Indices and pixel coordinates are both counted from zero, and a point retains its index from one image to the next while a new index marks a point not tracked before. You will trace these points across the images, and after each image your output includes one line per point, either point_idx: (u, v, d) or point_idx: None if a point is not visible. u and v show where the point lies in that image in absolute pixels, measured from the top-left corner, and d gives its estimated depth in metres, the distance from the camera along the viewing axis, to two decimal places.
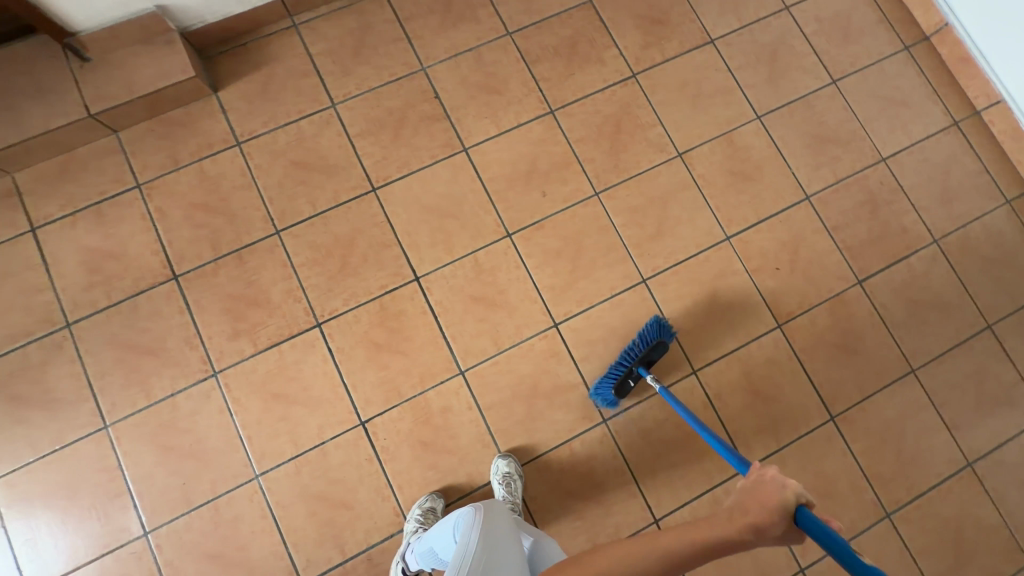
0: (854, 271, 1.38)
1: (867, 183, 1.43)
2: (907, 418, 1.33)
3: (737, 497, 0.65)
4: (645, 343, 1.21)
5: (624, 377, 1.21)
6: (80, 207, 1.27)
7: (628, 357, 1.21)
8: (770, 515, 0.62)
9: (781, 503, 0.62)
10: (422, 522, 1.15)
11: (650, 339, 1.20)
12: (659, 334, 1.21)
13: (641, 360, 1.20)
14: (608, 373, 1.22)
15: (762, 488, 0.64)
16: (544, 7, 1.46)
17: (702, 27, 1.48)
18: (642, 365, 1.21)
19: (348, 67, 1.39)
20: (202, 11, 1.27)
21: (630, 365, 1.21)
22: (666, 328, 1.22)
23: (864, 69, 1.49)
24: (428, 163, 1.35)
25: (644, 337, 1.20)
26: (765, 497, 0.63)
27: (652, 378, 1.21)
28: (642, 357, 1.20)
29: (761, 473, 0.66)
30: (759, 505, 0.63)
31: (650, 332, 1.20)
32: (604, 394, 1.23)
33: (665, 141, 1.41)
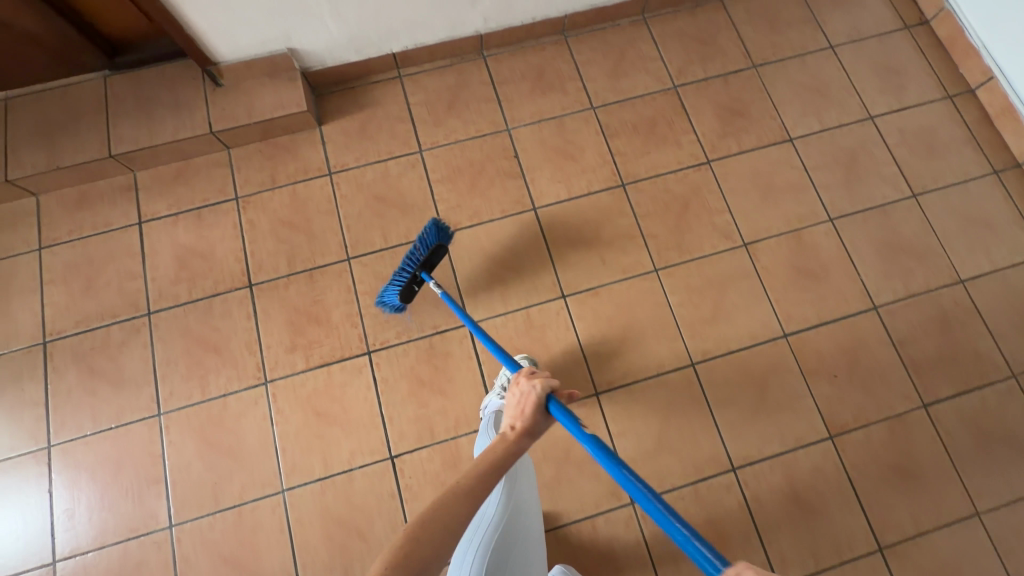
0: (919, 392, 1.31)
1: (941, 302, 1.37)
2: (967, 564, 1.21)
3: (509, 410, 0.79)
4: (425, 247, 1.23)
5: (408, 282, 1.23)
6: (184, 208, 1.41)
7: (411, 262, 1.23)
8: (533, 413, 0.77)
9: (537, 397, 0.78)
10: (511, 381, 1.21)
11: (431, 243, 1.23)
12: (438, 237, 1.23)
13: (421, 266, 1.24)
14: (393, 279, 1.24)
15: (524, 394, 0.79)
16: (630, 88, 1.55)
17: (781, 124, 1.52)
18: (424, 269, 1.24)
19: (440, 119, 1.50)
20: (324, 56, 1.42)
21: (413, 271, 1.23)
22: (441, 230, 1.24)
23: (947, 186, 1.47)
24: (497, 216, 1.42)
25: (424, 242, 1.23)
26: (528, 402, 0.78)
27: (434, 283, 1.25)
28: (422, 262, 1.24)
29: (520, 384, 0.81)
30: (524, 411, 0.77)
31: (429, 236, 1.23)
32: (391, 300, 1.26)
33: (731, 229, 1.42)
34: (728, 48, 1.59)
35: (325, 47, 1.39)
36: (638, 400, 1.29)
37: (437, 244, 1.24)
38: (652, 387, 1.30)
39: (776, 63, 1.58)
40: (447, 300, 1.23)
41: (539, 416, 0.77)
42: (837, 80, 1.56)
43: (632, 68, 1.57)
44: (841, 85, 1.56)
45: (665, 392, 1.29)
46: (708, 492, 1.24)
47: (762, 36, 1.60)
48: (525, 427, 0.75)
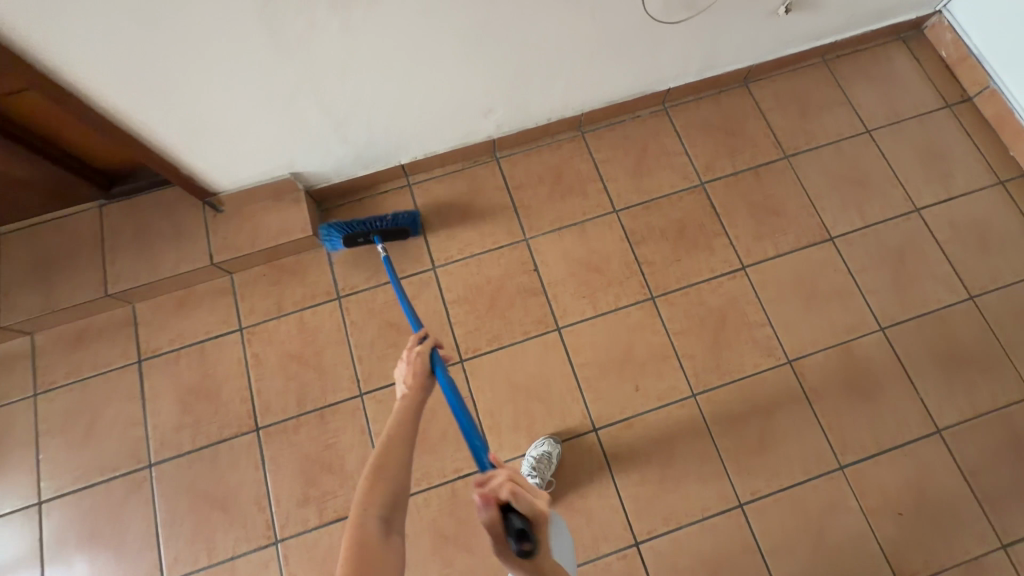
0: (996, 530, 1.18)
1: (1012, 422, 1.25)
2: None
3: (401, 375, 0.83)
4: (392, 222, 1.32)
5: (356, 234, 1.28)
6: (187, 343, 1.33)
7: (371, 223, 1.30)
8: (421, 372, 0.80)
9: (423, 358, 0.82)
10: (535, 464, 1.19)
11: (402, 222, 1.33)
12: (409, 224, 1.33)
13: (380, 231, 1.29)
14: (347, 225, 1.29)
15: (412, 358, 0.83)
16: (654, 186, 1.45)
17: (820, 222, 1.41)
18: (380, 235, 1.29)
19: (455, 231, 1.42)
20: (329, 174, 1.34)
21: (368, 229, 1.29)
22: (416, 223, 1.36)
23: (1008, 286, 1.35)
24: (519, 339, 1.32)
25: (397, 219, 1.32)
26: (416, 366, 0.81)
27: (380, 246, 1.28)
28: (383, 228, 1.29)
29: (407, 353, 0.85)
30: (414, 372, 0.81)
31: (404, 217, 1.34)
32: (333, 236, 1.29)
33: (773, 344, 1.31)
34: (757, 138, 1.49)
35: (330, 166, 1.31)
36: (684, 549, 1.18)
37: (405, 227, 1.34)
38: (699, 533, 1.19)
39: (810, 151, 1.47)
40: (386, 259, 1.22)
41: (428, 372, 0.81)
42: (877, 168, 1.45)
43: (655, 164, 1.48)
44: (882, 173, 1.45)
45: (712, 539, 1.18)
46: None
47: (793, 122, 1.50)
48: (417, 381, 0.79)
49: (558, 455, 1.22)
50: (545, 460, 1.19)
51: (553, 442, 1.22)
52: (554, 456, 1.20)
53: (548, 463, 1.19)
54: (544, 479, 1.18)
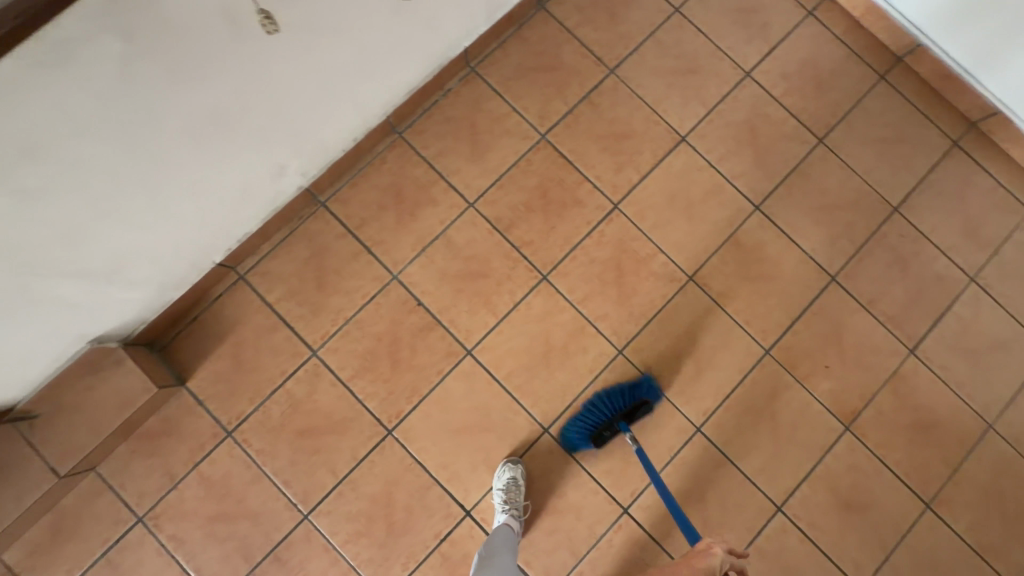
0: (904, 341, 1.31)
1: (888, 242, 1.34)
2: (1000, 474, 1.28)
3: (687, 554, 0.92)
4: (630, 397, 1.20)
5: (601, 427, 1.18)
6: (88, 564, 1.15)
7: (608, 407, 1.19)
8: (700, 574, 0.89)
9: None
10: (506, 494, 1.16)
11: (643, 395, 1.21)
12: (649, 394, 1.22)
13: (624, 413, 1.18)
14: (583, 417, 1.19)
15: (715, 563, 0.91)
16: (499, 161, 1.33)
17: (668, 126, 1.36)
18: (623, 418, 1.18)
19: (318, 303, 1.26)
20: (139, 317, 1.12)
21: (609, 417, 1.18)
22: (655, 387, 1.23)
23: (848, 116, 1.38)
24: (437, 382, 1.24)
25: (635, 391, 1.20)
26: (696, 563, 0.90)
27: (630, 436, 1.17)
28: (627, 409, 1.19)
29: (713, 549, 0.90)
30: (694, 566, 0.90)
31: (643, 386, 1.21)
32: (575, 437, 1.20)
33: (672, 269, 1.30)
34: (577, 63, 1.37)
35: (133, 311, 1.09)
36: None
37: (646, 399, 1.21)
38: (674, 474, 1.23)
39: (632, 56, 1.38)
40: (641, 454, 1.16)
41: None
42: (700, 46, 1.39)
43: (490, 136, 1.34)
44: (706, 50, 1.39)
45: (688, 472, 1.24)
46: (768, 544, 1.22)
47: (604, 31, 1.38)
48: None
49: (524, 474, 1.20)
50: (513, 487, 1.17)
51: (514, 464, 1.20)
52: (520, 478, 1.18)
53: (518, 488, 1.17)
54: (519, 506, 1.16)
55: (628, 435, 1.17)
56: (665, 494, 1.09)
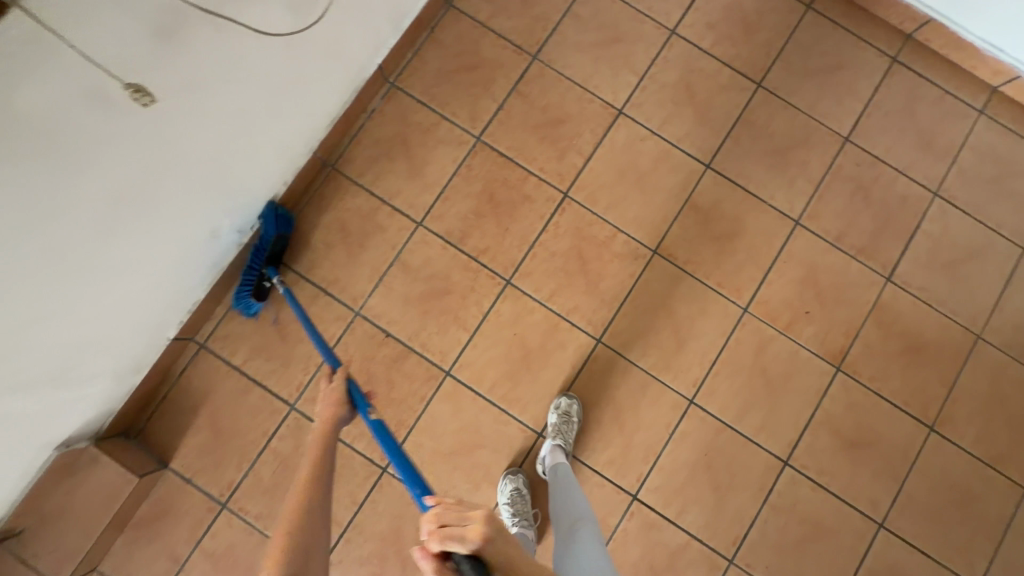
0: (880, 270, 1.28)
1: (846, 172, 1.31)
2: (999, 382, 1.26)
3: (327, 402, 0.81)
4: (266, 241, 1.17)
5: (257, 281, 1.17)
6: None
7: (255, 260, 1.17)
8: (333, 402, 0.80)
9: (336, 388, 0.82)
10: (512, 505, 1.14)
11: (268, 235, 1.16)
12: (273, 230, 1.17)
13: (266, 258, 1.18)
14: (242, 280, 1.18)
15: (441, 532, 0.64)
16: (438, 173, 1.28)
17: (602, 102, 1.31)
18: (270, 265, 1.18)
19: (285, 356, 1.22)
20: (103, 410, 1.09)
21: (257, 269, 1.17)
22: (282, 219, 1.19)
23: (782, 53, 1.33)
24: (422, 409, 1.22)
25: (262, 235, 1.16)
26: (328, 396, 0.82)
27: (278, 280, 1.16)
28: (268, 253, 1.18)
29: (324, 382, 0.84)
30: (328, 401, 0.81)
31: (264, 226, 1.16)
32: (243, 302, 1.19)
33: (634, 246, 1.27)
34: (497, 56, 1.32)
35: (95, 407, 1.06)
36: (674, 470, 1.21)
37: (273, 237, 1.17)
38: (676, 450, 1.22)
39: (552, 38, 1.33)
40: (289, 296, 1.13)
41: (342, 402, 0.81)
42: (619, 13, 1.34)
43: (425, 149, 1.29)
44: (626, 16, 1.34)
45: (690, 445, 1.22)
46: (783, 499, 1.21)
47: (519, 18, 1.33)
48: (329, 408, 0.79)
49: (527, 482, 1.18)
50: (518, 497, 1.15)
51: (515, 474, 1.18)
52: (525, 488, 1.16)
53: (523, 498, 1.15)
54: (528, 515, 1.14)
55: (275, 281, 1.16)
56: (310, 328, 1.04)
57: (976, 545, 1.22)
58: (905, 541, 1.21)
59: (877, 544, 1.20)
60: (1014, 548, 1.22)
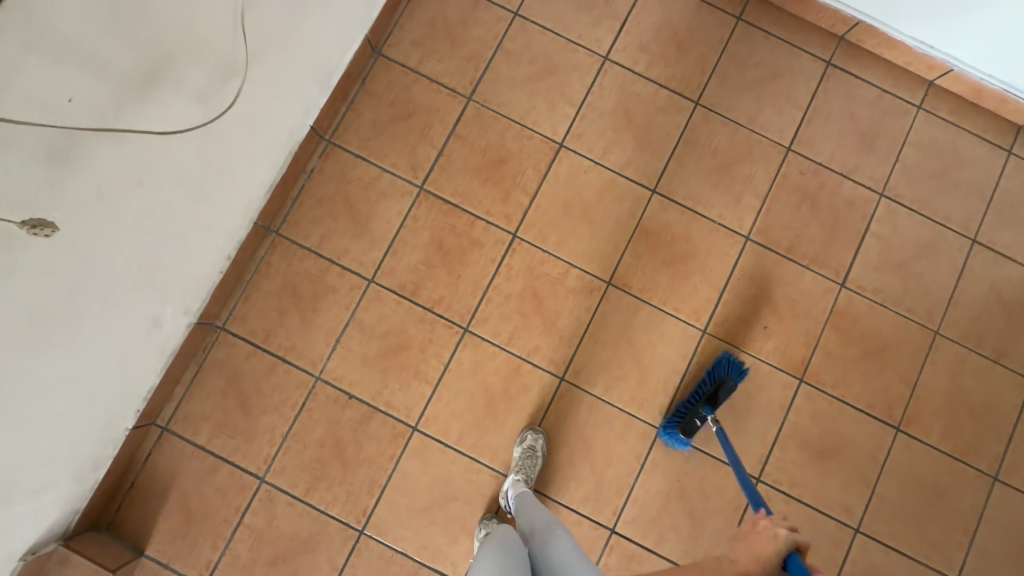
0: (834, 277, 1.29)
1: (792, 182, 1.31)
2: (960, 376, 1.27)
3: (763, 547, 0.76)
4: (713, 377, 1.20)
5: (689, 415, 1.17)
6: None
7: (697, 395, 1.20)
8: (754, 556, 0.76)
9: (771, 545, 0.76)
10: None
11: (723, 374, 1.19)
12: (729, 371, 1.20)
13: (705, 398, 1.16)
14: (676, 410, 1.21)
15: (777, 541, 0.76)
16: (384, 227, 1.27)
17: (542, 137, 1.30)
18: (706, 404, 1.16)
19: (249, 430, 1.21)
20: (68, 509, 1.07)
21: (696, 404, 1.18)
22: (739, 368, 1.21)
23: (717, 68, 1.33)
24: (392, 467, 1.21)
25: (715, 372, 1.20)
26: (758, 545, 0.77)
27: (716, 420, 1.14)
28: (708, 395, 1.17)
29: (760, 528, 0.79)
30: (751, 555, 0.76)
31: (723, 368, 1.20)
32: (673, 433, 1.20)
33: (588, 279, 1.27)
34: (431, 101, 1.30)
35: (56, 510, 1.04)
36: (649, 499, 1.22)
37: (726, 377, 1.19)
38: (650, 479, 1.23)
39: (485, 77, 1.32)
40: (724, 438, 1.10)
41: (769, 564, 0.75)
42: (550, 45, 1.33)
43: (368, 204, 1.27)
44: (558, 47, 1.33)
45: (663, 473, 1.23)
46: None
47: (449, 59, 1.32)
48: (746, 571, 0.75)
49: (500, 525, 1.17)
50: None
51: (488, 519, 1.18)
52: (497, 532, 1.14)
53: None
54: None
55: (711, 418, 1.13)
56: (738, 466, 1.04)
57: (950, 538, 1.24)
58: (881, 543, 1.23)
59: (854, 549, 1.22)
60: (987, 537, 1.24)
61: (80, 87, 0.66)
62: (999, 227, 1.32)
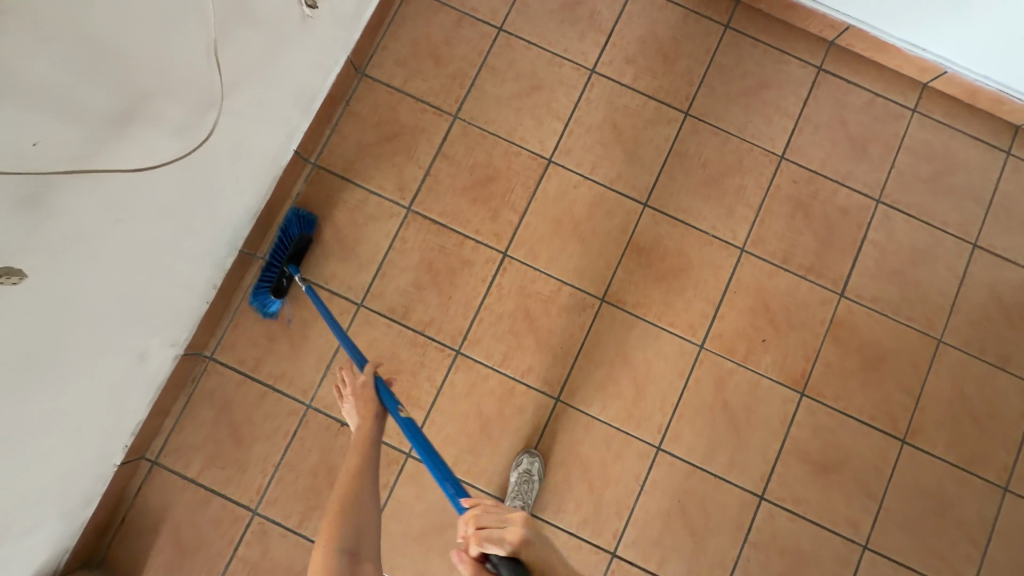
0: (831, 287, 1.26)
1: (785, 192, 1.29)
2: (965, 384, 1.24)
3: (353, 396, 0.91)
4: (290, 239, 1.21)
5: (276, 277, 1.18)
6: None
7: (277, 258, 1.20)
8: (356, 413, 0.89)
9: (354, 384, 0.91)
10: None
11: (296, 233, 1.21)
12: (301, 228, 1.22)
13: (288, 257, 1.19)
14: (261, 276, 1.20)
15: (358, 390, 0.90)
16: (372, 250, 1.25)
17: (530, 153, 1.29)
18: (292, 262, 1.19)
19: (241, 461, 1.19)
20: (57, 547, 1.05)
21: (279, 266, 1.19)
22: (309, 218, 1.23)
23: (705, 79, 1.31)
24: (386, 495, 1.19)
25: (287, 234, 1.21)
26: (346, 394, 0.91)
27: (299, 275, 1.17)
28: (289, 253, 1.20)
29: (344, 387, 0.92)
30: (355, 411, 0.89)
31: (292, 226, 1.21)
32: (259, 298, 1.20)
33: (580, 296, 1.25)
34: (417, 121, 1.29)
35: (44, 549, 1.02)
36: (649, 520, 1.19)
37: (302, 235, 1.21)
38: (649, 500, 1.20)
39: (470, 95, 1.30)
40: (310, 291, 1.14)
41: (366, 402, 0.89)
42: (535, 61, 1.32)
43: (356, 227, 1.26)
44: (543, 62, 1.32)
45: (663, 492, 1.20)
46: (762, 535, 1.19)
47: (435, 78, 1.30)
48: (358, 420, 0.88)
49: None
50: None
51: None
52: None
53: None
54: None
55: (293, 274, 1.17)
56: (333, 322, 1.07)
57: (961, 553, 1.20)
58: (889, 559, 1.19)
59: (862, 567, 1.19)
60: (999, 551, 1.20)
61: (45, 129, 0.64)
62: (1000, 230, 1.29)
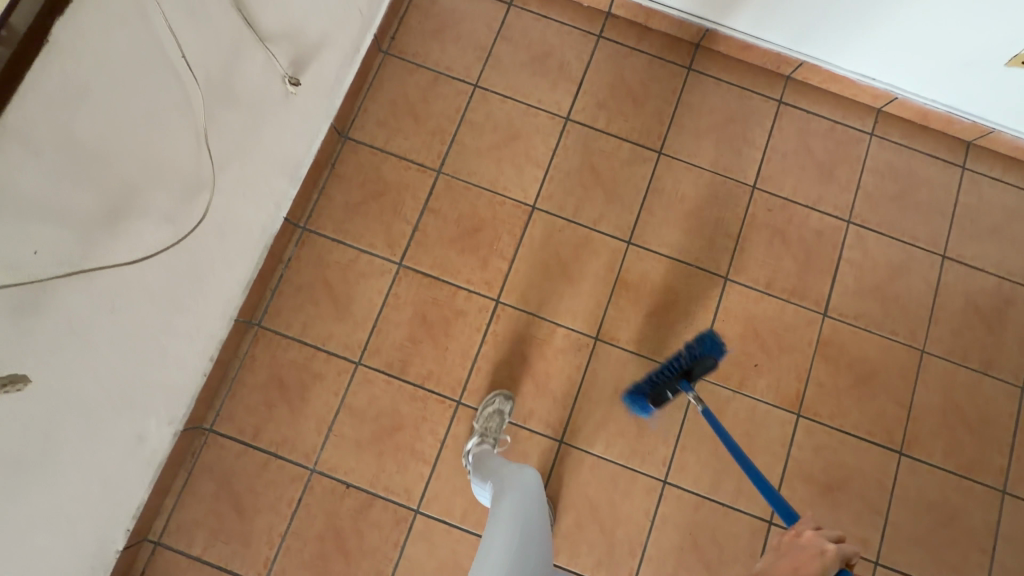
0: (816, 307, 1.31)
1: (761, 219, 1.34)
2: (952, 390, 1.28)
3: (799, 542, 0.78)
4: (692, 356, 1.09)
5: (664, 390, 1.10)
6: None
7: (670, 370, 1.10)
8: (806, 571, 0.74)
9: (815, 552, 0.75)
10: None
11: (700, 353, 1.08)
12: (710, 352, 1.08)
13: (680, 372, 1.09)
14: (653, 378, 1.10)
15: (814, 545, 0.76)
16: (366, 307, 1.27)
17: (514, 201, 1.33)
18: (683, 378, 1.10)
19: (246, 534, 1.17)
20: None
21: (670, 378, 1.10)
22: (717, 344, 1.09)
23: (675, 118, 1.38)
24: (397, 555, 1.18)
25: (692, 351, 1.09)
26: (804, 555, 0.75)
27: (695, 399, 1.08)
28: (683, 368, 1.09)
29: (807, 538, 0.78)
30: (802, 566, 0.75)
31: (699, 344, 1.09)
32: (640, 402, 1.13)
33: (575, 337, 1.27)
34: (402, 178, 1.33)
35: None
36: (663, 557, 1.19)
37: (705, 357, 1.08)
38: (661, 535, 1.20)
39: (452, 149, 1.35)
40: (709, 416, 1.06)
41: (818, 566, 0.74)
42: (511, 112, 1.37)
43: (348, 286, 1.28)
44: (519, 113, 1.37)
45: (673, 526, 1.21)
46: None
47: (415, 136, 1.35)
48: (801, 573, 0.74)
49: None
50: None
51: None
52: None
53: None
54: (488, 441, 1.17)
55: (693, 400, 1.07)
56: (743, 461, 0.97)
57: (970, 561, 1.22)
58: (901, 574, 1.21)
59: None
60: (1005, 554, 1.22)
61: (43, 239, 0.66)
62: (966, 240, 1.35)
